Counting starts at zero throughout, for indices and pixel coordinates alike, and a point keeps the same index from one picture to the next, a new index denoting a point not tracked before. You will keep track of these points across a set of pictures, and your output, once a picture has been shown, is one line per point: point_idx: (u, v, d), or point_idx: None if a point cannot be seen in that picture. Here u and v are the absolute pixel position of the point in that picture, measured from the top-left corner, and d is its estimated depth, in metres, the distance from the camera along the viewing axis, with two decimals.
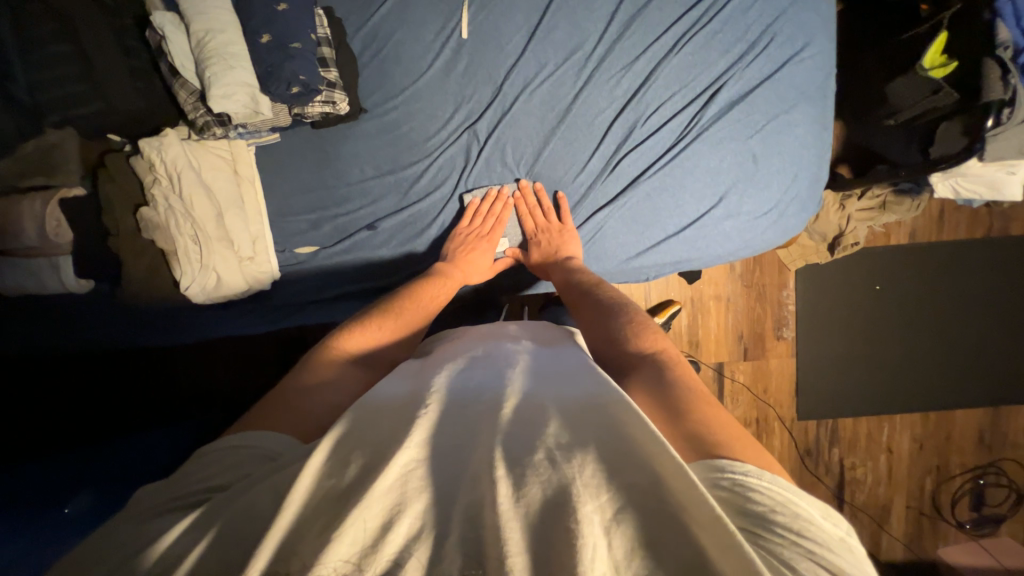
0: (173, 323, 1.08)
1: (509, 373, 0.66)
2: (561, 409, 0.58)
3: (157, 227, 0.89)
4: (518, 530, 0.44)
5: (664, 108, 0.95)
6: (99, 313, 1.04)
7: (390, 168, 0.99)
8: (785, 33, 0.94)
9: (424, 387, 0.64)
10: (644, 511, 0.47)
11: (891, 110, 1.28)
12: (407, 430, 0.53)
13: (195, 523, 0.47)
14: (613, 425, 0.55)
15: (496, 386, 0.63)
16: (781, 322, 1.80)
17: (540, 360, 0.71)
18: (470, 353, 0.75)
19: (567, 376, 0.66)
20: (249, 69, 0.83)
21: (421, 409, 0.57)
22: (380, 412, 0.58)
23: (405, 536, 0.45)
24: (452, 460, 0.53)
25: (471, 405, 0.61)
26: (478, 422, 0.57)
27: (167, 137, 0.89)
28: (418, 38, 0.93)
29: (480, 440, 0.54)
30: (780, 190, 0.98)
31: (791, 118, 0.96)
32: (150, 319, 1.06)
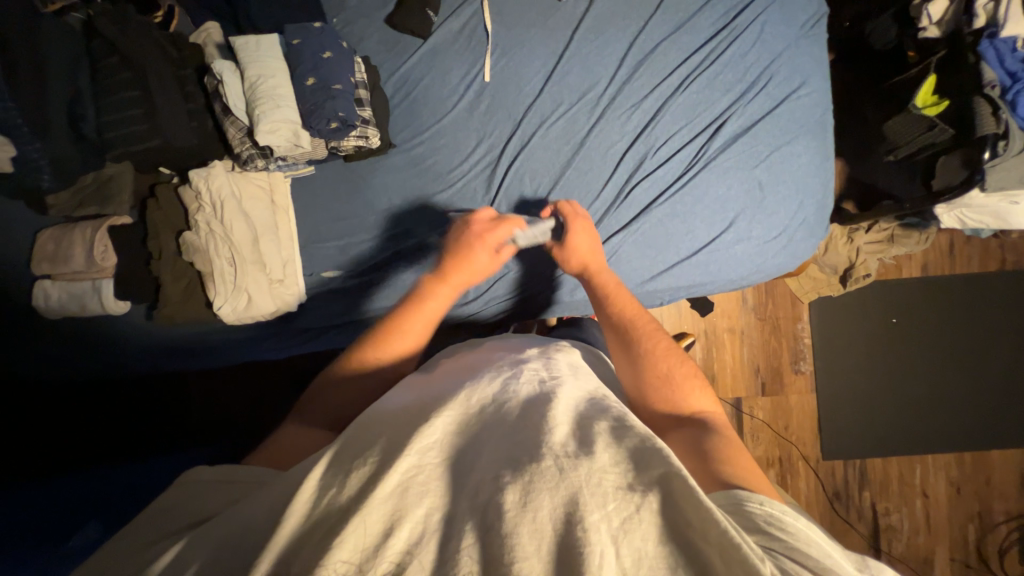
0: (197, 349, 1.10)
1: (512, 380, 0.62)
2: (564, 418, 0.56)
3: (196, 249, 0.95)
4: (528, 538, 0.44)
5: (672, 141, 1.02)
6: (125, 339, 1.06)
7: (417, 197, 1.05)
8: (782, 73, 1.02)
9: (429, 396, 0.61)
10: (655, 516, 0.47)
11: (890, 146, 1.35)
12: (411, 433, 0.52)
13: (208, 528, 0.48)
14: (620, 439, 0.53)
15: (499, 394, 0.60)
16: (798, 356, 1.78)
17: (544, 371, 0.66)
18: (473, 365, 0.72)
19: (567, 389, 0.62)
20: (294, 108, 0.91)
21: (430, 416, 0.55)
22: (388, 419, 0.56)
23: (406, 541, 0.45)
24: (456, 469, 0.51)
25: (479, 414, 0.57)
26: (482, 427, 0.56)
27: (214, 168, 0.96)
28: (445, 81, 1.03)
29: (485, 450, 0.52)
30: (787, 216, 1.02)
31: (793, 148, 1.02)
32: (175, 345, 1.09)
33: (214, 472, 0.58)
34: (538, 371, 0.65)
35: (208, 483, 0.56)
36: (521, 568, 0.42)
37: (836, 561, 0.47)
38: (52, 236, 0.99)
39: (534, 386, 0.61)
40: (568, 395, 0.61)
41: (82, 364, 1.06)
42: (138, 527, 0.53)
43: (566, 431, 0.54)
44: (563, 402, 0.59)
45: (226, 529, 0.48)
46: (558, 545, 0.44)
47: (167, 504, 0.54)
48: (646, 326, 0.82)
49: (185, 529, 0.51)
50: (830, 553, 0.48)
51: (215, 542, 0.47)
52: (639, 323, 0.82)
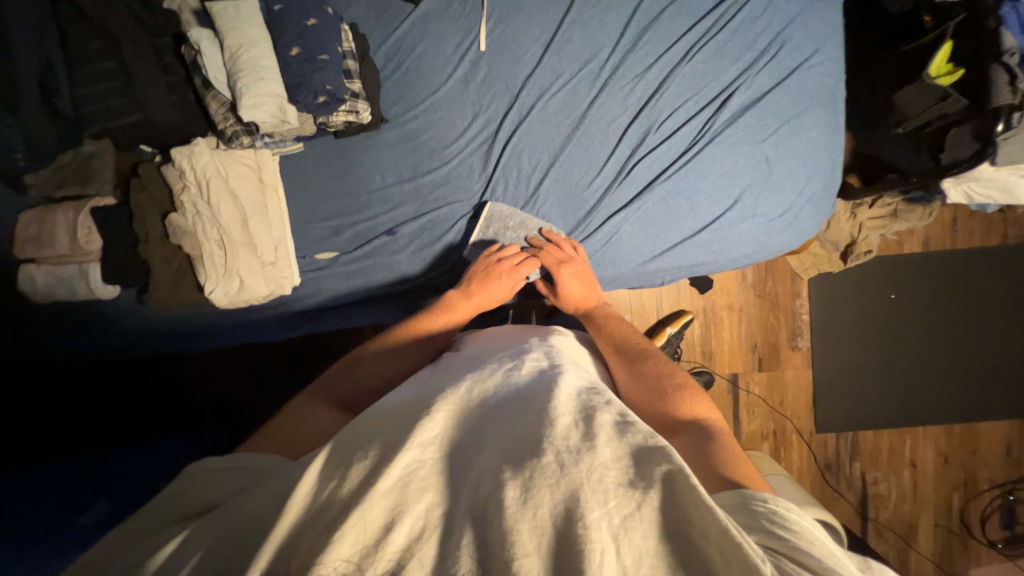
0: (191, 333, 1.09)
1: (514, 373, 0.62)
2: (566, 410, 0.55)
3: (184, 233, 0.93)
4: (528, 534, 0.44)
5: (677, 115, 0.98)
6: (116, 323, 1.04)
7: (411, 175, 1.01)
8: (794, 40, 0.96)
9: (430, 389, 0.61)
10: (656, 513, 0.46)
11: (899, 119, 1.31)
12: (412, 426, 0.52)
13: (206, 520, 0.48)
14: (622, 434, 0.53)
15: (500, 387, 0.60)
16: (796, 332, 1.78)
17: (546, 359, 0.67)
18: (473, 357, 0.72)
19: (570, 381, 0.62)
20: (278, 80, 0.86)
21: (431, 408, 0.54)
22: (387, 414, 0.55)
23: (406, 538, 0.44)
24: (456, 463, 0.51)
25: (479, 406, 0.57)
26: (480, 422, 0.55)
27: (198, 146, 0.92)
28: (439, 51, 0.97)
29: (486, 446, 0.52)
30: (794, 192, 0.99)
31: (803, 121, 0.98)
32: (167, 328, 1.07)
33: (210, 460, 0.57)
34: (540, 359, 0.67)
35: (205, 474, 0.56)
36: (520, 567, 0.42)
37: (840, 560, 0.47)
38: (31, 218, 0.95)
39: (535, 375, 0.62)
40: (569, 386, 0.61)
41: (76, 348, 1.05)
42: (134, 518, 0.52)
43: (567, 424, 0.53)
44: (564, 394, 0.58)
45: (224, 522, 0.47)
46: (557, 541, 0.44)
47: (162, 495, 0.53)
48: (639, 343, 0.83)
49: (183, 518, 0.50)
50: (834, 553, 0.48)
51: (211, 537, 0.46)
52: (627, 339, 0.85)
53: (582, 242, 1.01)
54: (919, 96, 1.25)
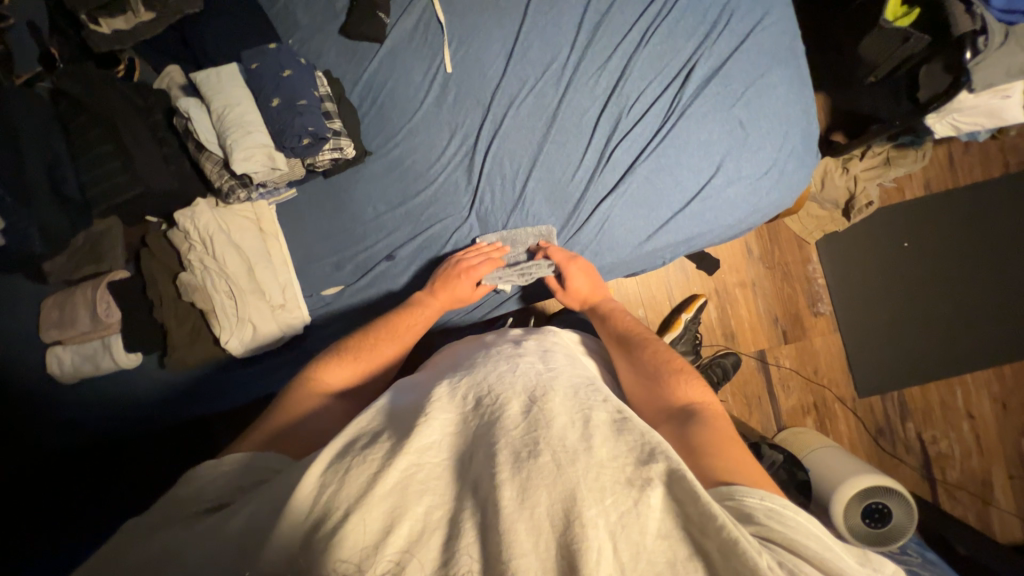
0: (212, 391, 1.10)
1: (510, 374, 0.60)
2: (562, 411, 0.54)
3: (195, 289, 0.96)
4: (525, 534, 0.42)
5: (645, 97, 1.00)
6: (132, 393, 1.06)
7: (401, 201, 1.05)
8: (743, 8, 1.00)
9: (428, 394, 0.59)
10: (656, 510, 0.45)
11: (868, 69, 1.33)
12: (410, 431, 0.51)
13: (221, 525, 0.49)
14: (619, 433, 0.51)
15: (497, 388, 0.57)
16: (815, 297, 1.74)
17: (539, 363, 0.65)
18: (467, 362, 0.70)
19: (565, 381, 0.61)
20: (265, 132, 0.92)
21: (427, 413, 0.53)
22: (387, 424, 0.55)
23: (405, 539, 0.43)
24: (457, 469, 0.49)
25: (478, 410, 0.55)
26: (478, 424, 0.53)
27: (199, 207, 0.98)
28: (409, 81, 1.03)
29: (478, 449, 0.50)
30: (774, 149, 1.00)
31: (768, 80, 1.00)
32: (186, 390, 1.08)
33: (230, 486, 0.57)
34: (534, 363, 0.65)
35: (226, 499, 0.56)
36: (519, 567, 0.40)
37: (836, 554, 0.46)
38: (55, 301, 1.01)
39: (530, 377, 0.60)
40: (565, 387, 0.60)
41: (99, 424, 1.06)
42: None
43: (564, 424, 0.52)
44: (561, 395, 0.57)
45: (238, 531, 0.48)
46: (558, 538, 0.42)
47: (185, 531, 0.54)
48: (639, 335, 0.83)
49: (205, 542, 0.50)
50: (827, 544, 0.47)
51: (224, 549, 0.47)
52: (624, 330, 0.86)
53: (575, 234, 1.03)
54: (881, 43, 1.26)
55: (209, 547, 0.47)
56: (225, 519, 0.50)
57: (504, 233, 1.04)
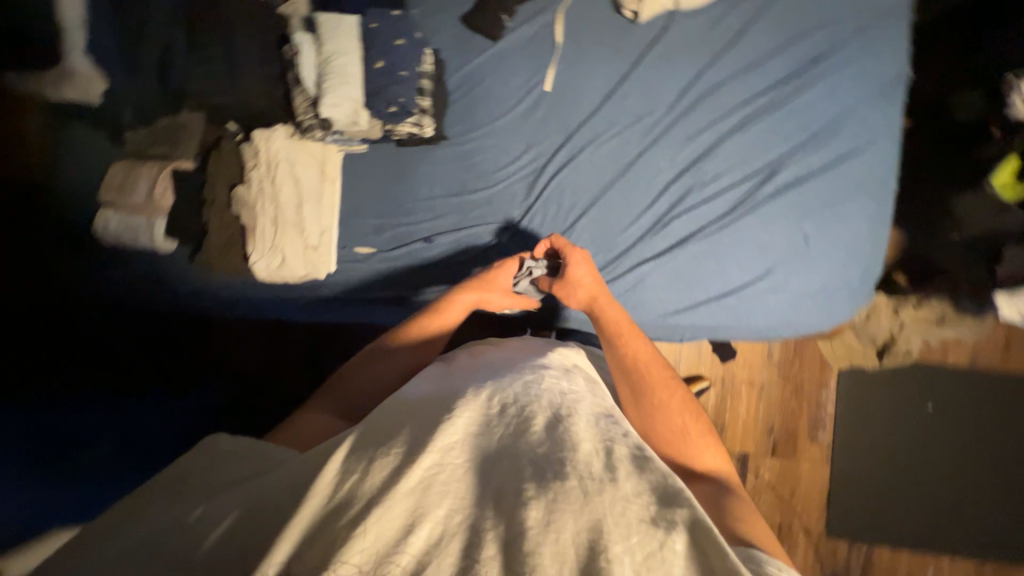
0: (215, 300, 1.12)
1: (532, 385, 0.62)
2: (583, 435, 0.55)
3: (246, 203, 1.03)
4: (548, 562, 0.43)
5: (722, 180, 0.97)
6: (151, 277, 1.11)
7: (457, 191, 1.07)
8: (850, 129, 0.94)
9: (451, 391, 0.61)
10: (680, 557, 0.45)
11: (954, 224, 1.30)
12: (431, 430, 0.52)
13: (233, 495, 0.53)
14: (642, 473, 0.52)
15: (522, 398, 0.59)
16: (818, 423, 1.68)
17: (564, 381, 0.66)
18: (495, 364, 0.72)
19: (585, 404, 0.62)
20: (358, 87, 0.97)
21: (452, 412, 0.55)
22: (408, 413, 0.57)
23: (424, 540, 0.44)
24: (481, 472, 0.50)
25: (502, 417, 0.56)
26: (502, 433, 0.54)
27: (277, 132, 1.03)
28: (506, 86, 1.05)
29: (506, 455, 0.52)
30: (829, 274, 0.96)
31: (848, 207, 0.94)
32: (196, 293, 1.12)
33: (231, 442, 0.63)
34: (557, 381, 0.65)
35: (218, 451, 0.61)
36: None
37: None
38: (117, 168, 1.06)
39: (553, 395, 0.61)
40: (587, 413, 0.60)
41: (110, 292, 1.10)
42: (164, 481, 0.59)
43: (589, 450, 0.53)
44: (584, 420, 0.58)
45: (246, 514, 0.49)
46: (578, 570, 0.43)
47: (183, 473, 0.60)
48: (659, 377, 0.78)
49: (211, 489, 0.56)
50: None
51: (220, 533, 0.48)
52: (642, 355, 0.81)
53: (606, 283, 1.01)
54: (980, 203, 1.25)
55: (207, 527, 0.49)
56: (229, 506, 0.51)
57: None
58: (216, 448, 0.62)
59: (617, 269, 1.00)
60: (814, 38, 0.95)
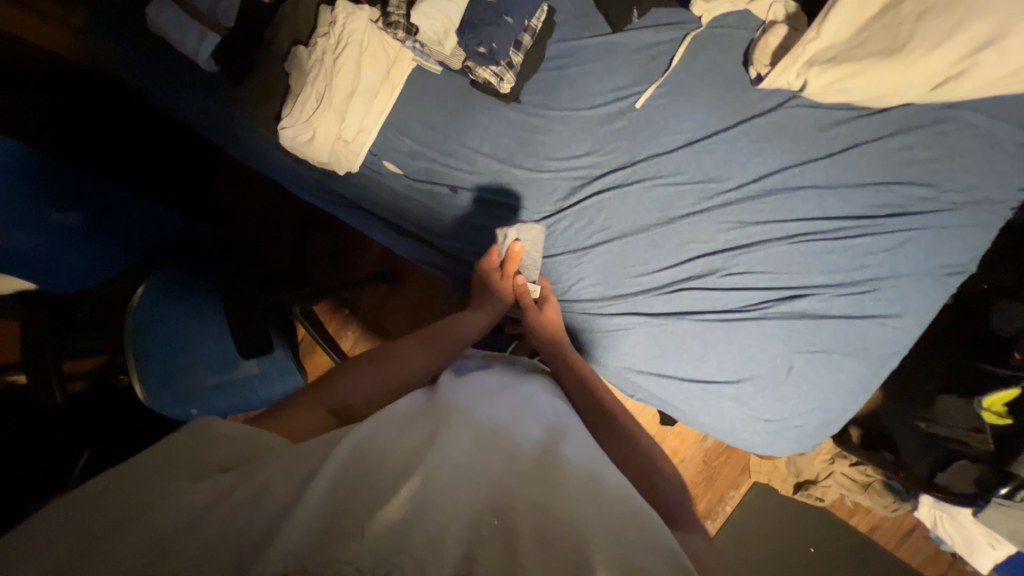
0: (230, 135, 1.11)
1: (523, 417, 0.63)
2: (569, 463, 0.54)
3: (300, 67, 0.99)
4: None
5: (747, 278, 0.95)
6: (180, 82, 1.09)
7: (502, 158, 1.02)
8: (891, 293, 0.91)
9: (441, 404, 0.61)
10: None
11: (928, 416, 1.22)
12: (422, 447, 0.52)
13: (240, 484, 0.47)
14: (625, 507, 0.50)
15: (510, 425, 0.59)
16: (709, 513, 1.59)
17: (555, 415, 0.66)
18: (496, 381, 0.71)
19: (577, 438, 0.61)
20: (460, 8, 0.90)
21: (438, 430, 0.55)
22: (397, 426, 0.58)
23: (417, 549, 0.42)
24: (474, 490, 0.48)
25: (491, 438, 0.56)
26: (492, 455, 0.53)
27: (362, 12, 0.97)
28: (600, 81, 0.99)
29: (501, 478, 0.50)
30: (793, 411, 0.95)
31: (846, 362, 0.92)
32: (218, 120, 1.10)
33: (227, 425, 0.55)
34: (549, 416, 0.65)
35: (209, 434, 0.54)
36: None
37: None
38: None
39: (543, 429, 0.61)
40: (576, 444, 0.59)
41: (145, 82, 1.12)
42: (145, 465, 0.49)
43: (577, 479, 0.52)
44: (570, 449, 0.57)
45: (247, 495, 0.45)
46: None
47: (169, 455, 0.51)
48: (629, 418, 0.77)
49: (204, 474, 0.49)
50: None
51: (217, 510, 0.43)
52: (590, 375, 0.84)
53: (594, 313, 1.01)
54: (957, 409, 1.16)
55: (199, 504, 0.44)
56: (227, 487, 0.47)
57: (552, 262, 1.02)
58: (209, 430, 0.54)
59: (611, 307, 1.00)
60: (911, 190, 0.89)
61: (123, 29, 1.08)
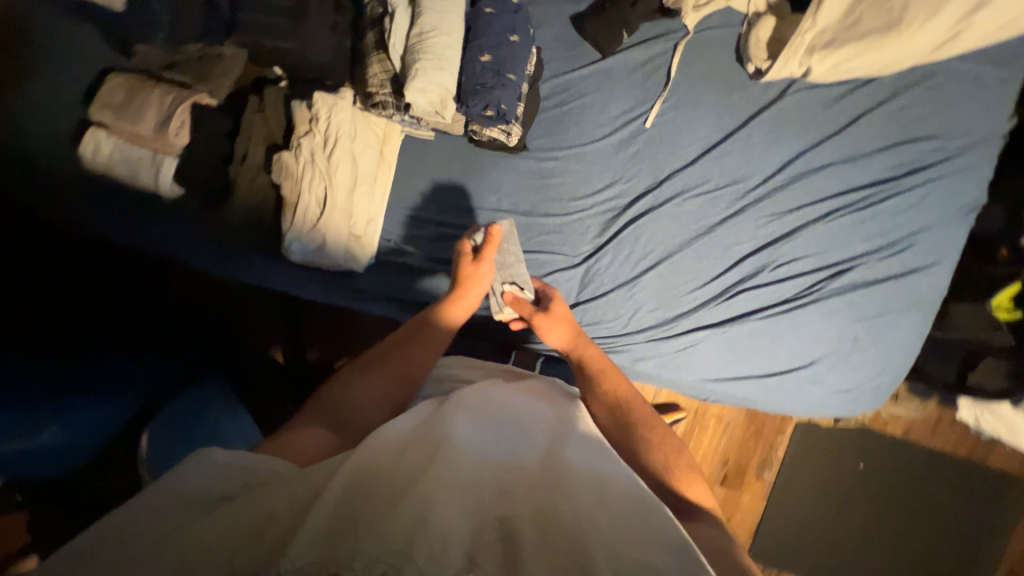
0: (222, 256, 0.99)
1: (523, 429, 0.58)
2: (573, 478, 0.50)
3: (289, 175, 0.88)
4: None
5: (795, 264, 0.97)
6: (152, 214, 0.97)
7: (526, 210, 0.98)
8: (924, 245, 0.96)
9: (440, 422, 0.55)
10: None
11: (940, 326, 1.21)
12: (422, 469, 0.46)
13: (239, 518, 0.41)
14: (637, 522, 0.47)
15: (510, 441, 0.54)
16: (766, 463, 1.55)
17: (556, 421, 0.62)
18: (491, 392, 0.65)
19: (584, 445, 0.57)
20: (454, 75, 0.85)
21: (437, 449, 0.49)
22: (392, 441, 0.51)
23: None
24: (475, 513, 0.43)
25: (495, 454, 0.51)
26: (494, 473, 0.48)
27: (343, 100, 0.89)
28: (605, 109, 0.96)
29: (504, 499, 0.45)
30: (866, 376, 1.00)
31: (901, 319, 0.97)
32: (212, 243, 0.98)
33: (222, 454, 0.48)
34: (549, 423, 0.61)
35: (203, 465, 0.47)
36: None
37: None
38: (124, 81, 0.88)
39: (546, 441, 0.57)
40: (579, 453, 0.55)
41: (101, 221, 0.97)
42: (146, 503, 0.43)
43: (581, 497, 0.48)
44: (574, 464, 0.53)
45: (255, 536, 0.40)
46: None
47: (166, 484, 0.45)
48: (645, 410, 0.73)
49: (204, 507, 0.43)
50: None
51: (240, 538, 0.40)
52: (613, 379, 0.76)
53: (659, 339, 0.99)
54: (970, 315, 1.17)
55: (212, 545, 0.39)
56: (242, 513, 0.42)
57: (602, 299, 0.98)
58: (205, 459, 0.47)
59: (676, 328, 0.99)
60: (923, 145, 0.93)
61: (65, 170, 0.94)
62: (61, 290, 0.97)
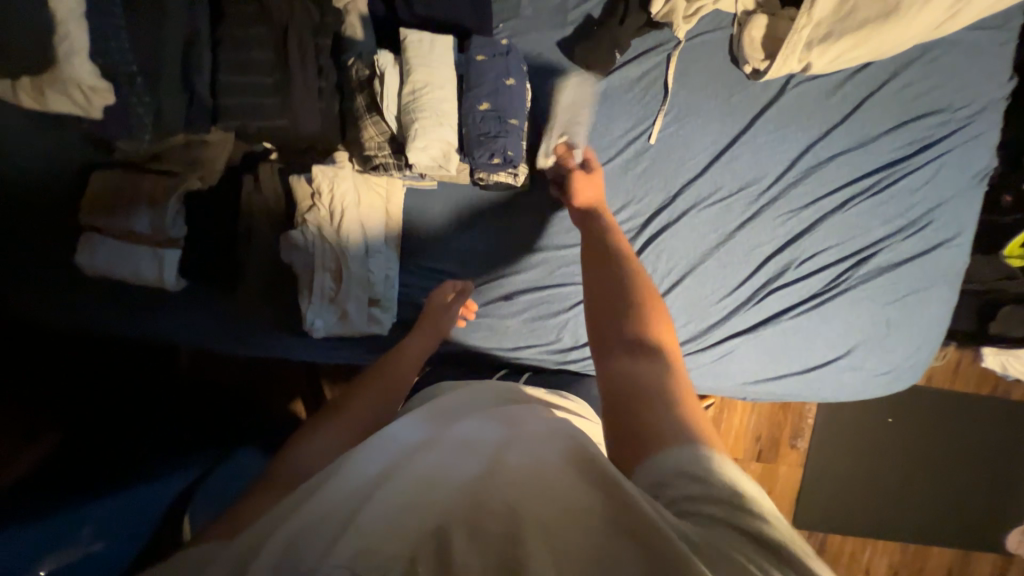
0: (231, 338, 0.94)
1: (469, 430, 0.52)
2: (512, 455, 0.44)
3: (298, 250, 0.86)
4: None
5: (819, 258, 0.96)
6: (144, 305, 0.90)
7: (540, 244, 0.96)
8: (942, 220, 0.96)
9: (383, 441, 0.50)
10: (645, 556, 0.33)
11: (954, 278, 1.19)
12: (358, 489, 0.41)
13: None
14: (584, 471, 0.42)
15: (451, 441, 0.49)
16: (798, 431, 1.51)
17: (512, 417, 0.57)
18: (436, 410, 0.60)
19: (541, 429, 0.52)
20: (453, 127, 0.82)
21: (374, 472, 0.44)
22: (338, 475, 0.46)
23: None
24: (405, 504, 0.38)
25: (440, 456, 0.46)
26: (429, 473, 0.42)
27: (342, 168, 0.87)
28: (606, 131, 0.93)
29: (439, 491, 0.40)
30: (902, 357, 1.00)
31: (927, 295, 0.98)
32: (217, 330, 0.92)
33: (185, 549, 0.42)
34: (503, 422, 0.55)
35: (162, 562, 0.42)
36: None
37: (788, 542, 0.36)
38: (107, 182, 0.83)
39: (494, 435, 0.51)
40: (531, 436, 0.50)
41: (89, 322, 0.90)
42: None
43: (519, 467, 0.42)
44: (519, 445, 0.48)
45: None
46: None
47: None
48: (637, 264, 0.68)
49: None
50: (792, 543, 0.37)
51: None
52: (619, 247, 0.70)
53: (694, 353, 0.98)
54: (981, 264, 1.15)
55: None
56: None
57: None
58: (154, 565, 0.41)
59: (709, 338, 0.98)
60: (928, 121, 0.93)
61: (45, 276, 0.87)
62: (60, 399, 0.91)
